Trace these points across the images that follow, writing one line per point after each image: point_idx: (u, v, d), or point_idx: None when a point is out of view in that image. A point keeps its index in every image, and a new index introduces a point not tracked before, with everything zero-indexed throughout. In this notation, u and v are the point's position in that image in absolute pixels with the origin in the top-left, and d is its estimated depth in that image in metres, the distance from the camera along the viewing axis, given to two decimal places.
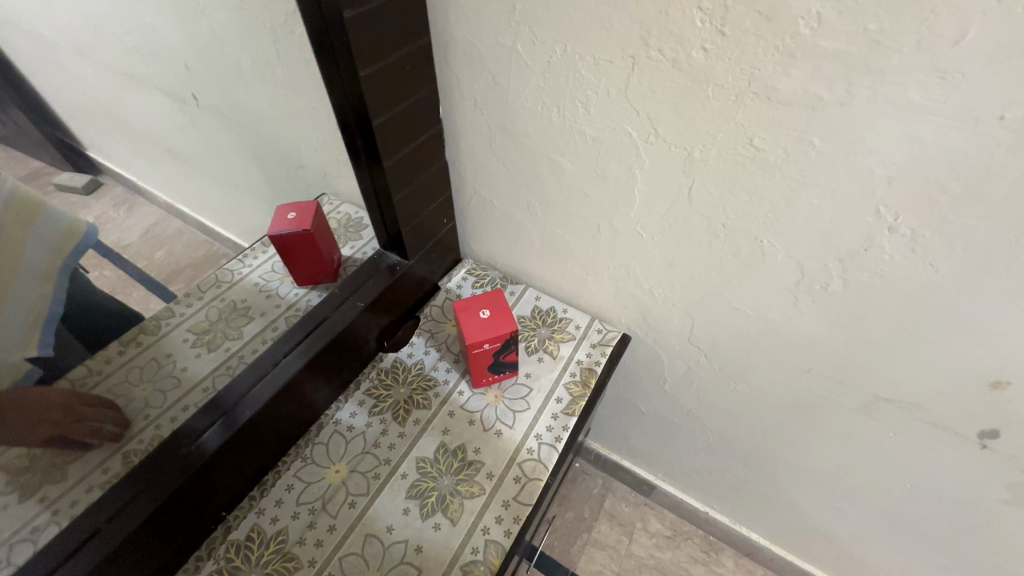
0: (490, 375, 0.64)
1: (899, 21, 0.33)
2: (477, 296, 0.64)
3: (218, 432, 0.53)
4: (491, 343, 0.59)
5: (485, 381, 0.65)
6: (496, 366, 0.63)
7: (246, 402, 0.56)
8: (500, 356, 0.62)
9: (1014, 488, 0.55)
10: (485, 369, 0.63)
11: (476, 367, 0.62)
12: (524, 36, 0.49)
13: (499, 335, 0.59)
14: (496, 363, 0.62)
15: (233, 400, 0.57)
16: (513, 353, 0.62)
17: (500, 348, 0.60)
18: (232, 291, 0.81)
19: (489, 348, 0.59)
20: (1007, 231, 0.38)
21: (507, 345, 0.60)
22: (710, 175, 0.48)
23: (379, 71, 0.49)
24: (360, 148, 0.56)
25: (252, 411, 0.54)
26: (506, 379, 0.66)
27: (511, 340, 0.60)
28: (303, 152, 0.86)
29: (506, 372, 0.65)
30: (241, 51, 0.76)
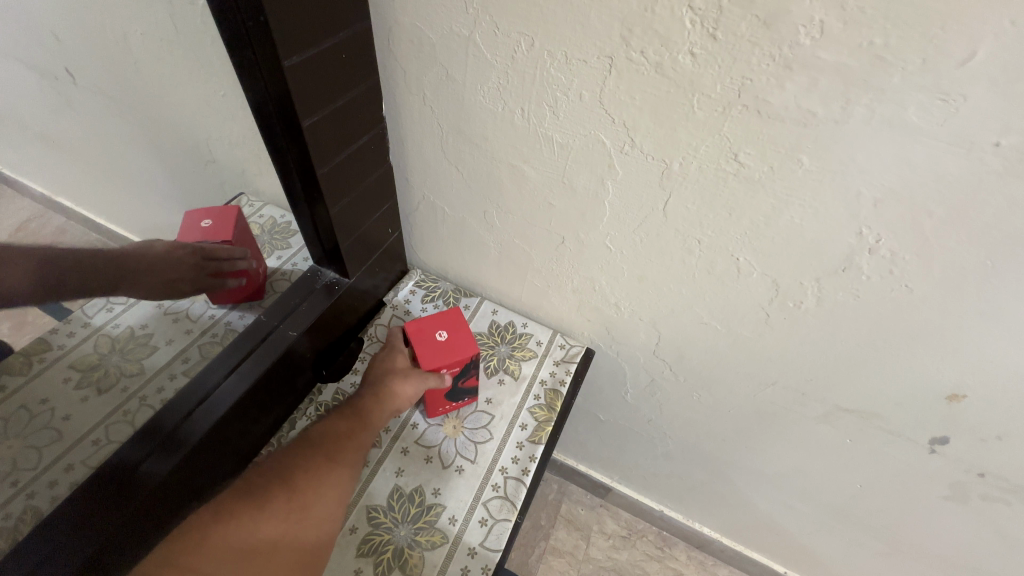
0: (445, 405, 0.58)
1: (906, 36, 0.30)
2: (432, 315, 0.57)
3: (160, 459, 0.47)
4: (450, 368, 0.53)
5: (438, 410, 0.59)
6: (452, 394, 0.57)
7: (175, 439, 0.49)
8: (457, 384, 0.56)
9: (957, 485, 0.57)
10: (440, 398, 0.57)
11: (429, 396, 0.56)
12: (484, 26, 0.42)
13: (459, 360, 0.53)
14: (452, 392, 0.57)
15: (171, 426, 0.51)
16: (472, 380, 0.57)
17: (458, 375, 0.55)
18: (128, 315, 0.67)
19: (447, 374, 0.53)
20: (985, 255, 0.37)
21: (466, 372, 0.55)
22: (689, 189, 0.45)
23: (307, 61, 0.40)
24: (284, 150, 0.47)
25: (184, 449, 0.48)
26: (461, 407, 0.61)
27: (471, 366, 0.54)
28: (214, 146, 0.73)
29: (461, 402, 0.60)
30: (126, 21, 0.62)
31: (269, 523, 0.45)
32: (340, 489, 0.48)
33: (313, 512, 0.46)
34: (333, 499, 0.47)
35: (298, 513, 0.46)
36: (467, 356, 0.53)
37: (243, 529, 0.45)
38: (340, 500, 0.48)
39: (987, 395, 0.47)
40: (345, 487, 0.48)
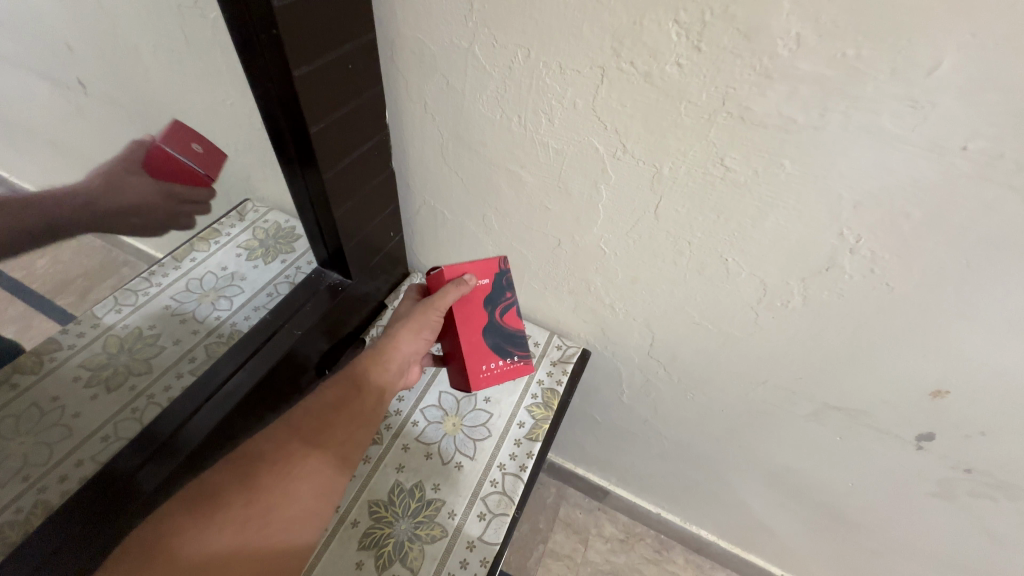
0: (495, 363, 0.56)
1: (877, 48, 0.32)
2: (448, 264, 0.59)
3: (153, 470, 0.49)
4: (477, 277, 0.55)
5: (491, 377, 0.55)
6: (496, 341, 0.56)
7: (188, 430, 0.51)
8: (497, 314, 0.56)
9: (944, 482, 0.59)
10: (486, 348, 0.55)
11: (472, 342, 0.54)
12: (483, 38, 0.45)
13: (485, 269, 0.55)
14: (495, 333, 0.56)
15: (166, 434, 0.52)
16: (512, 312, 0.57)
17: (491, 297, 0.55)
18: (135, 316, 0.69)
19: (479, 285, 0.55)
20: (960, 255, 0.39)
21: (499, 290, 0.56)
22: (678, 192, 0.47)
23: (316, 71, 0.42)
24: (293, 155, 0.49)
25: (181, 454, 0.50)
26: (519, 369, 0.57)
27: (501, 279, 0.56)
28: (221, 152, 0.76)
29: (515, 360, 0.57)
30: (139, 33, 0.65)
31: (222, 527, 0.41)
32: (309, 499, 0.45)
33: (275, 518, 0.43)
34: (299, 509, 0.44)
35: (256, 521, 0.42)
36: (491, 262, 0.55)
37: (188, 533, 0.40)
38: (307, 513, 0.45)
39: (969, 392, 0.48)
40: (314, 499, 0.45)
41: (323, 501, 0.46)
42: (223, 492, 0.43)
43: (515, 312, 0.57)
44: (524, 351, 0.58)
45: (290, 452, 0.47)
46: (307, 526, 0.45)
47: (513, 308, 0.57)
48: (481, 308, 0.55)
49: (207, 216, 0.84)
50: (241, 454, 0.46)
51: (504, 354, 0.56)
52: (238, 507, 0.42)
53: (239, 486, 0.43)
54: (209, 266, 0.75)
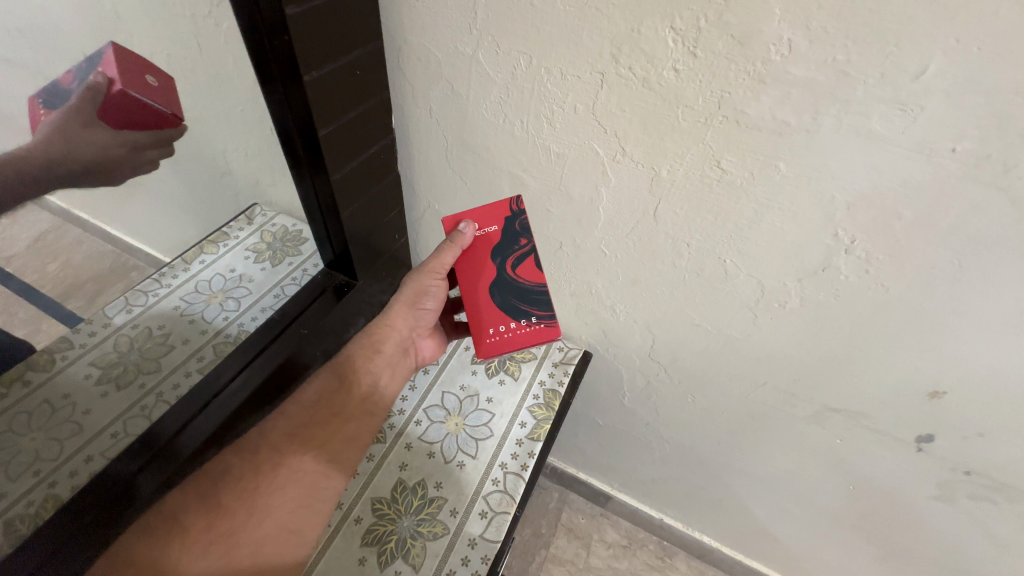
0: (507, 325, 0.52)
1: (865, 54, 0.34)
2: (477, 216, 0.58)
3: (153, 474, 0.50)
4: (482, 226, 0.52)
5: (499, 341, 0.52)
6: (506, 299, 0.52)
7: (191, 431, 0.53)
8: (505, 267, 0.52)
9: (944, 485, 0.59)
10: (495, 308, 0.52)
11: (479, 299, 0.52)
12: (486, 46, 0.46)
13: (494, 215, 0.52)
14: (506, 289, 0.52)
15: (166, 437, 0.53)
16: (527, 265, 0.52)
17: (499, 248, 0.52)
18: (145, 316, 0.70)
19: (484, 234, 0.52)
20: (953, 255, 0.40)
21: (509, 240, 0.52)
22: (676, 195, 0.48)
23: (325, 76, 0.44)
24: (302, 159, 0.51)
25: (183, 457, 0.51)
26: (537, 333, 0.52)
27: (512, 226, 0.52)
28: (230, 158, 0.78)
29: (532, 322, 0.52)
30: (153, 42, 0.67)
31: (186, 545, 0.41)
32: (282, 513, 0.46)
33: (243, 539, 0.43)
34: (272, 523, 0.45)
35: (223, 543, 0.42)
36: (498, 207, 0.52)
37: (147, 564, 0.40)
38: (280, 527, 0.45)
39: (967, 392, 0.49)
40: (288, 513, 0.46)
41: (297, 514, 0.46)
42: (183, 517, 0.43)
43: (530, 265, 0.52)
44: (544, 313, 0.52)
45: (258, 465, 0.47)
46: (280, 543, 0.45)
47: (529, 260, 0.52)
48: (486, 260, 0.52)
49: (216, 219, 0.85)
50: (204, 474, 0.46)
51: (520, 315, 0.53)
52: (200, 531, 0.42)
53: (201, 510, 0.44)
54: (218, 268, 0.76)
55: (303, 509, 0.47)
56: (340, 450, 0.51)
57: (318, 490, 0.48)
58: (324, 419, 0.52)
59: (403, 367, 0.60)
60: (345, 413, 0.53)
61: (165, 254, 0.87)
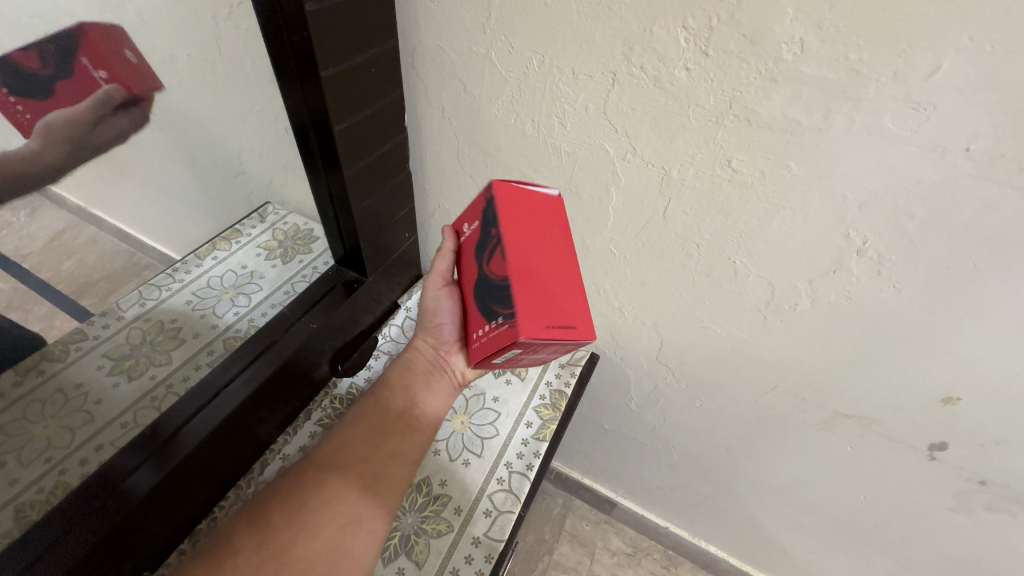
0: (480, 331, 0.44)
1: (877, 52, 0.34)
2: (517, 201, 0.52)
3: (149, 470, 0.48)
4: (469, 224, 0.50)
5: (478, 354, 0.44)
6: (481, 303, 0.45)
7: (199, 420, 0.53)
8: (482, 259, 0.45)
9: (959, 495, 0.57)
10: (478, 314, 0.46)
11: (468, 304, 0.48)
12: (499, 45, 0.47)
13: (478, 211, 0.49)
14: (483, 290, 0.45)
15: (167, 433, 0.52)
16: (494, 257, 0.44)
17: (478, 245, 0.47)
18: (158, 309, 0.71)
19: (470, 232, 0.49)
20: (967, 256, 0.39)
21: (483, 233, 0.46)
22: (686, 195, 0.48)
23: (342, 72, 0.44)
24: (318, 154, 0.52)
25: (188, 448, 0.50)
26: (497, 338, 0.41)
27: (487, 216, 0.46)
28: (245, 157, 0.79)
29: (500, 324, 0.42)
30: (173, 43, 0.68)
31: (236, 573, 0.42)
32: (330, 533, 0.45)
33: (291, 555, 0.43)
34: (319, 542, 0.44)
35: (273, 561, 0.43)
36: (481, 200, 0.48)
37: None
38: (330, 547, 0.45)
39: (981, 398, 0.48)
40: (336, 531, 0.46)
41: (344, 532, 0.46)
42: (236, 540, 0.44)
43: (499, 257, 0.43)
44: (507, 312, 0.41)
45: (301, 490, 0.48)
46: (334, 564, 0.44)
47: (497, 253, 0.43)
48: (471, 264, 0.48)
49: (229, 217, 0.87)
50: (256, 499, 0.48)
51: (492, 317, 0.43)
52: (250, 552, 0.43)
53: (252, 531, 0.45)
54: (230, 264, 0.77)
55: (350, 528, 0.46)
56: (383, 466, 0.51)
57: (363, 507, 0.48)
58: (369, 434, 0.53)
59: (446, 381, 0.58)
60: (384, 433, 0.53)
61: (176, 252, 0.88)
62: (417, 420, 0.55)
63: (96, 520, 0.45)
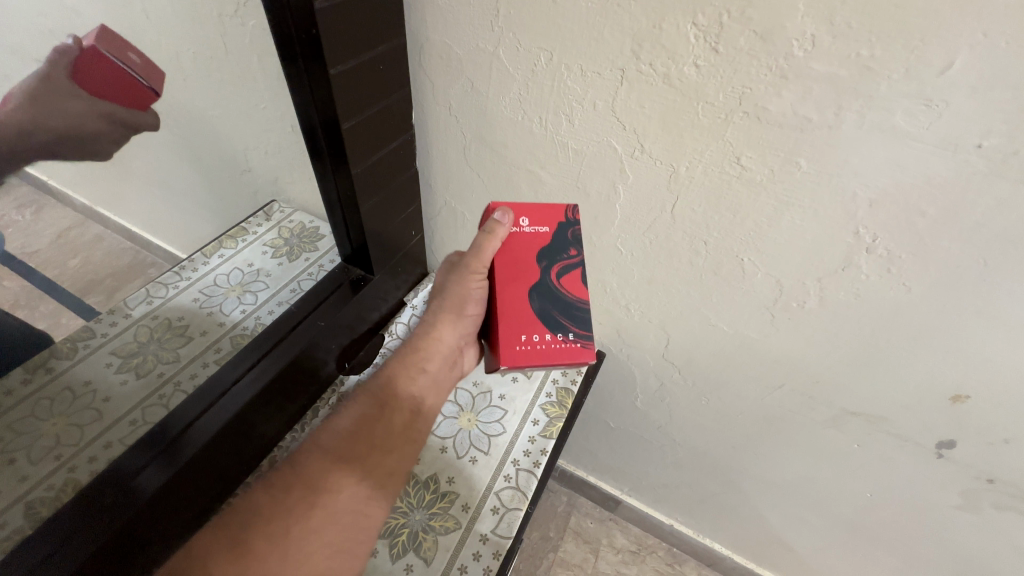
0: (541, 336, 0.45)
1: (889, 49, 0.33)
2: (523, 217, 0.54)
3: (157, 470, 0.49)
4: (532, 223, 0.47)
5: (528, 353, 0.45)
6: (544, 308, 0.46)
7: (208, 417, 0.53)
8: (552, 270, 0.47)
9: (967, 493, 0.57)
10: (533, 316, 0.46)
11: (516, 302, 0.46)
12: (507, 42, 0.47)
13: (548, 215, 0.48)
14: (546, 297, 0.46)
15: (176, 431, 0.53)
16: (573, 275, 0.47)
17: (546, 252, 0.47)
18: (165, 307, 0.72)
19: (533, 232, 0.47)
20: (978, 254, 0.39)
21: (558, 244, 0.47)
22: (695, 193, 0.48)
23: (350, 71, 0.45)
24: (325, 152, 0.52)
25: (194, 447, 0.51)
26: (571, 352, 0.45)
27: (564, 230, 0.47)
28: (251, 155, 0.79)
29: (569, 340, 0.46)
30: (179, 40, 0.68)
31: None
32: (319, 559, 0.42)
33: None
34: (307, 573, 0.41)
35: None
36: (556, 208, 0.48)
37: None
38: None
39: (991, 396, 0.48)
40: (327, 558, 0.42)
41: (333, 563, 0.42)
42: (210, 567, 0.39)
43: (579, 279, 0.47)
44: (582, 332, 0.46)
45: (291, 508, 0.43)
46: None
47: (576, 272, 0.47)
48: (528, 259, 0.47)
49: (235, 215, 0.87)
50: (231, 514, 0.43)
51: (558, 328, 0.46)
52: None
53: (228, 559, 0.39)
54: (237, 262, 0.78)
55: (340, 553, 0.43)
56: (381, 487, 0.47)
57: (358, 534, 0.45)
58: (366, 450, 0.48)
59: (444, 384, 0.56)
60: (388, 445, 0.49)
61: (183, 250, 0.88)
62: (416, 435, 0.51)
63: (105, 519, 0.46)
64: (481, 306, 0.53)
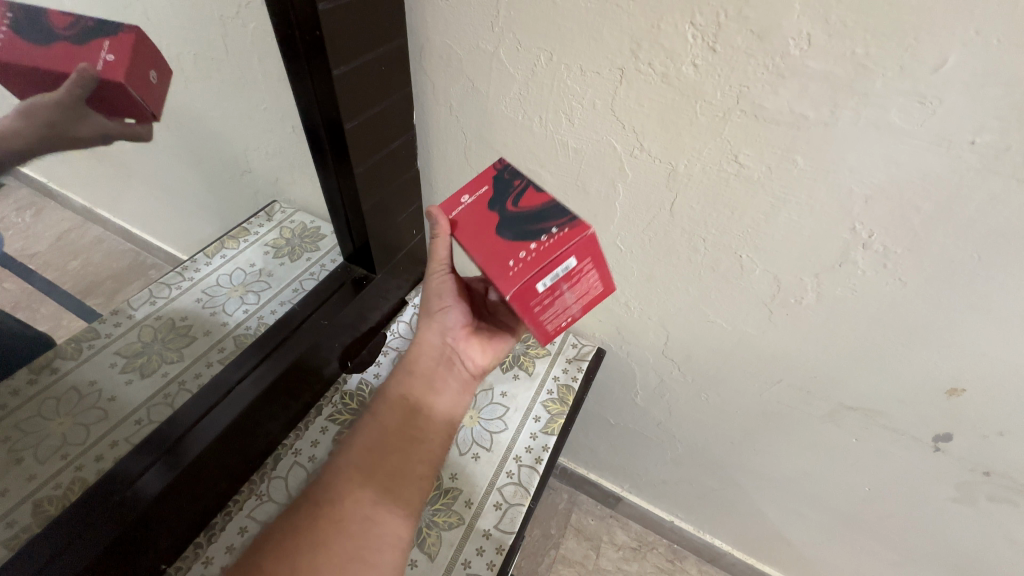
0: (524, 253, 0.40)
1: (884, 46, 0.34)
2: None
3: (159, 472, 0.49)
4: (471, 194, 0.46)
5: (525, 266, 0.40)
6: (517, 231, 0.42)
7: (212, 416, 0.53)
8: (510, 208, 0.44)
9: (962, 486, 0.58)
10: (509, 247, 0.41)
11: (490, 250, 0.41)
12: (507, 42, 0.47)
13: (481, 179, 0.47)
14: (512, 225, 0.42)
15: (181, 430, 0.53)
16: (529, 196, 0.44)
17: (494, 202, 0.45)
18: (168, 307, 0.72)
19: (476, 200, 0.46)
20: (971, 249, 0.40)
21: (500, 191, 0.45)
22: (693, 190, 0.48)
23: (353, 71, 0.45)
24: (328, 153, 0.53)
25: (199, 446, 0.51)
26: (562, 242, 0.40)
27: (501, 177, 0.46)
28: (251, 156, 0.79)
29: (557, 233, 0.41)
30: (181, 42, 0.68)
31: None
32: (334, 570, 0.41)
33: None
34: None
35: None
36: (485, 171, 0.47)
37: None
38: None
39: (985, 389, 0.48)
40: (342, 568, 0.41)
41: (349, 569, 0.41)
42: None
43: (533, 192, 0.44)
44: (564, 219, 0.41)
45: (297, 524, 0.44)
46: None
47: (529, 190, 0.44)
48: (483, 216, 0.44)
49: (236, 216, 0.87)
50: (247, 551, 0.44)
51: (540, 236, 0.41)
52: None
53: None
54: (238, 262, 0.78)
55: (356, 562, 0.42)
56: (387, 490, 0.47)
57: (371, 538, 0.44)
58: (362, 459, 0.48)
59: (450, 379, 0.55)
60: (387, 449, 0.49)
61: (184, 251, 0.89)
62: (418, 432, 0.51)
63: (109, 518, 0.46)
64: (454, 294, 0.55)
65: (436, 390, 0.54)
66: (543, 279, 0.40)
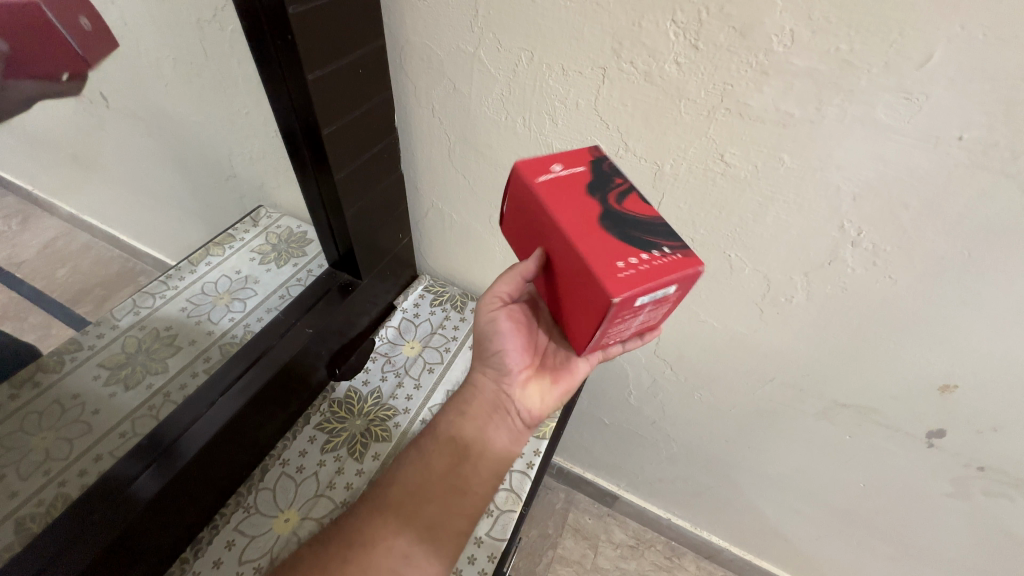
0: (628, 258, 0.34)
1: (868, 42, 0.33)
2: None
3: (153, 476, 0.48)
4: (565, 167, 0.41)
5: (636, 275, 0.33)
6: (624, 232, 0.36)
7: (199, 426, 0.52)
8: (608, 199, 0.38)
9: (956, 481, 0.58)
10: (611, 242, 0.35)
11: (589, 235, 0.35)
12: (487, 43, 0.46)
13: (576, 160, 0.42)
14: (616, 221, 0.37)
15: (166, 441, 0.52)
16: (633, 200, 0.39)
17: (594, 185, 0.39)
18: (152, 317, 0.71)
19: (569, 174, 0.40)
20: (961, 246, 0.39)
21: (600, 177, 0.40)
22: (680, 189, 0.48)
23: (330, 75, 0.44)
24: (307, 158, 0.52)
25: (190, 453, 0.50)
26: (672, 265, 0.34)
27: (599, 167, 0.41)
28: (235, 161, 0.78)
29: (666, 254, 0.35)
30: (159, 47, 0.67)
31: None
32: None
33: None
34: None
35: None
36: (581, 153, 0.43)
37: None
38: None
39: (977, 385, 0.48)
40: None
41: None
42: None
43: (639, 200, 0.39)
44: (676, 243, 0.36)
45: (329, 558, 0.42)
46: None
47: (634, 195, 0.39)
48: (581, 194, 0.38)
49: (222, 221, 0.86)
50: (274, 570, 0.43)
51: (648, 247, 0.35)
52: None
53: None
54: (224, 269, 0.77)
55: None
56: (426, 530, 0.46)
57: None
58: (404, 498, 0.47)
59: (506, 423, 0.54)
60: (425, 494, 0.48)
61: (171, 257, 0.88)
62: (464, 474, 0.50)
63: (97, 529, 0.45)
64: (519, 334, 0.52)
65: (488, 436, 0.53)
66: (646, 296, 0.33)
